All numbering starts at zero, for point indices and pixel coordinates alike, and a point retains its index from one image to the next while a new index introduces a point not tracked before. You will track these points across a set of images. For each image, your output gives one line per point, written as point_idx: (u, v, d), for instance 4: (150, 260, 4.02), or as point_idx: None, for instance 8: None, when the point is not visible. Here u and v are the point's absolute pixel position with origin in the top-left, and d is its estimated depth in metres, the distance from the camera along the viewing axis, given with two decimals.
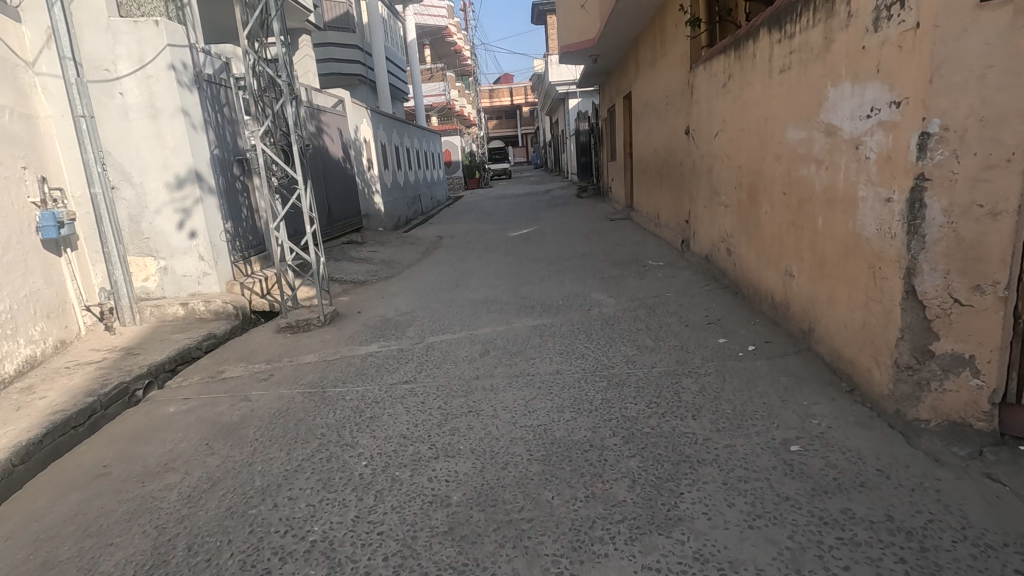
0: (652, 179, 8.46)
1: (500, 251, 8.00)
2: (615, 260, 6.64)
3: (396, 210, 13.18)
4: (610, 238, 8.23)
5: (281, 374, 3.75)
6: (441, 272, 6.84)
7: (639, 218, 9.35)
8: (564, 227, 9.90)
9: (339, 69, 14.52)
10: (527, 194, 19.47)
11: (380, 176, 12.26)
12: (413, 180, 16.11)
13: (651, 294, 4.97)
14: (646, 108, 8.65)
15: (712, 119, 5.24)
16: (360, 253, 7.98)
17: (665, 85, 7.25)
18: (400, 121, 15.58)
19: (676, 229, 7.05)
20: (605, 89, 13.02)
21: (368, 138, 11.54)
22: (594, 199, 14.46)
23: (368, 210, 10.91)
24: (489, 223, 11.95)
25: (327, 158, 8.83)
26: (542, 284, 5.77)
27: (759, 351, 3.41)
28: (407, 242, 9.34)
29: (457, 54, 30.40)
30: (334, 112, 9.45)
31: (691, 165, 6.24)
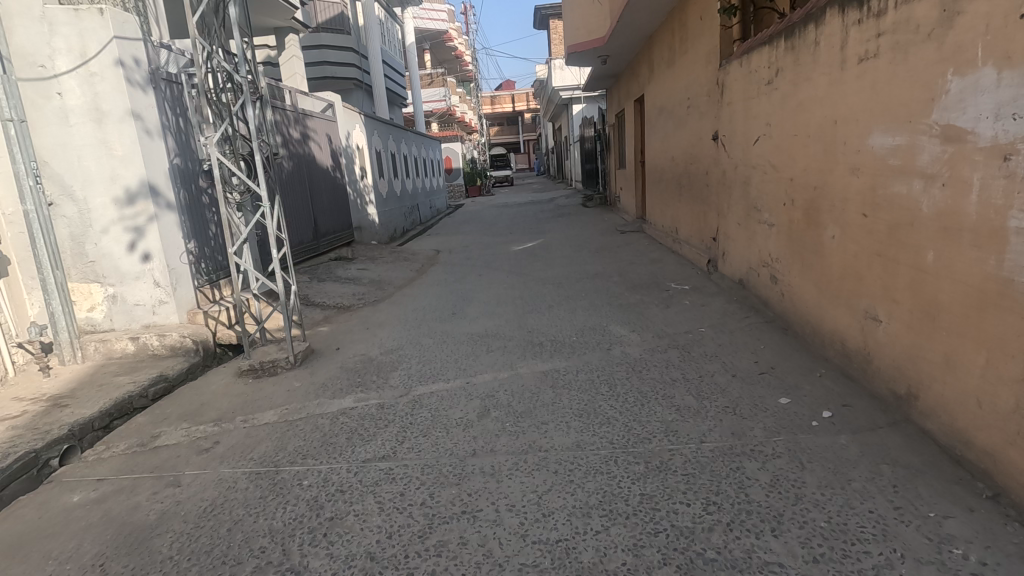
0: (669, 191, 7.72)
1: (502, 269, 7.25)
2: (631, 282, 5.90)
3: (391, 221, 12.45)
4: (623, 255, 7.48)
5: (230, 441, 2.99)
6: (436, 296, 6.11)
7: (653, 233, 8.61)
8: (571, 241, 9.15)
9: (332, 72, 13.86)
10: (529, 203, 18.75)
11: (375, 186, 11.52)
12: (411, 188, 15.39)
13: (680, 328, 4.22)
14: (662, 114, 7.93)
15: (749, 124, 4.53)
16: (348, 271, 7.25)
17: (686, 87, 6.54)
18: (398, 128, 14.86)
19: (700, 247, 6.31)
20: (613, 93, 12.33)
21: (361, 145, 10.81)
22: (601, 209, 13.74)
23: (361, 223, 10.17)
24: (490, 236, 11.21)
25: (313, 168, 8.11)
26: (550, 312, 5.02)
27: (837, 418, 2.66)
28: (402, 258, 8.61)
29: (457, 59, 29.81)
30: (322, 118, 8.74)
31: (719, 176, 5.51)
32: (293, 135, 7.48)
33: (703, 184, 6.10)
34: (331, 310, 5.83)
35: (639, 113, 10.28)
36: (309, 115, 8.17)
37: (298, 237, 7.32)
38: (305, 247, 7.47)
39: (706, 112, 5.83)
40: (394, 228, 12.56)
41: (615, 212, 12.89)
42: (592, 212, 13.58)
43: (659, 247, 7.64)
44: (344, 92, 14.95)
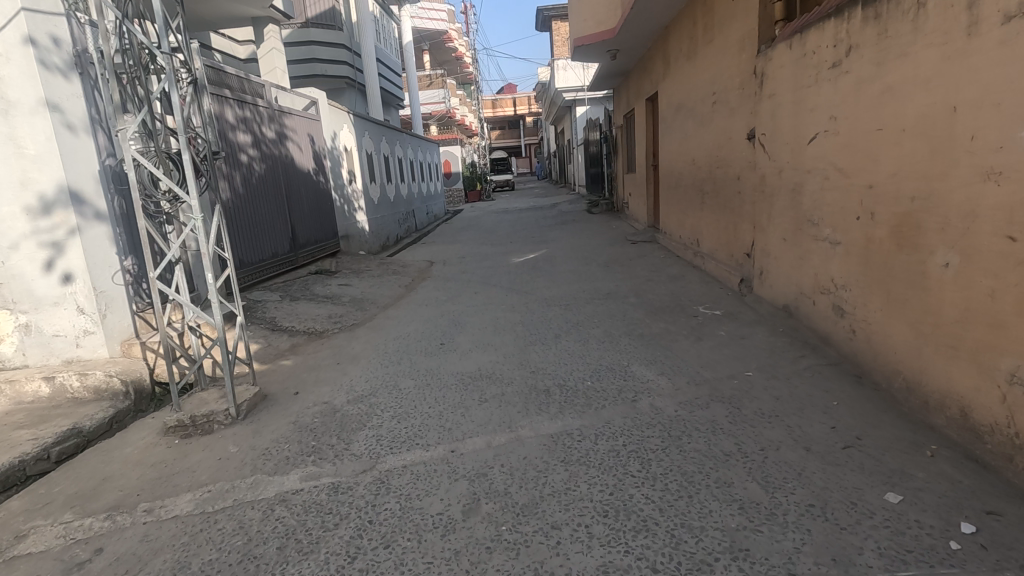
0: (689, 198, 6.89)
1: (501, 286, 6.44)
2: (651, 304, 5.08)
3: (384, 230, 11.64)
4: (637, 270, 6.66)
5: (121, 546, 2.17)
6: (426, 318, 5.29)
7: (669, 245, 7.79)
8: (577, 253, 8.33)
9: (324, 71, 13.10)
10: (532, 209, 17.94)
11: (365, 191, 10.72)
12: (407, 194, 14.59)
13: (720, 371, 3.40)
14: (680, 112, 7.13)
15: (800, 119, 3.72)
16: (328, 288, 6.43)
17: (711, 80, 5.73)
18: (392, 130, 14.08)
19: (729, 264, 5.48)
20: (621, 91, 11.54)
21: (350, 146, 10.00)
22: (608, 216, 12.91)
23: (348, 231, 9.36)
24: (489, 245, 10.40)
25: (291, 171, 7.30)
26: (558, 345, 4.20)
27: (986, 538, 1.82)
28: (391, 271, 7.78)
29: (457, 61, 29.10)
30: (304, 116, 7.95)
31: (756, 183, 4.69)
32: (267, 134, 6.68)
33: (733, 191, 5.29)
34: (302, 336, 5.00)
35: (652, 113, 9.48)
36: (287, 113, 7.37)
37: (270, 250, 6.51)
38: (279, 260, 6.68)
39: (738, 108, 5.03)
40: (386, 237, 11.75)
41: (623, 219, 12.08)
42: (599, 219, 12.76)
43: (678, 262, 6.82)
44: (336, 92, 14.19)
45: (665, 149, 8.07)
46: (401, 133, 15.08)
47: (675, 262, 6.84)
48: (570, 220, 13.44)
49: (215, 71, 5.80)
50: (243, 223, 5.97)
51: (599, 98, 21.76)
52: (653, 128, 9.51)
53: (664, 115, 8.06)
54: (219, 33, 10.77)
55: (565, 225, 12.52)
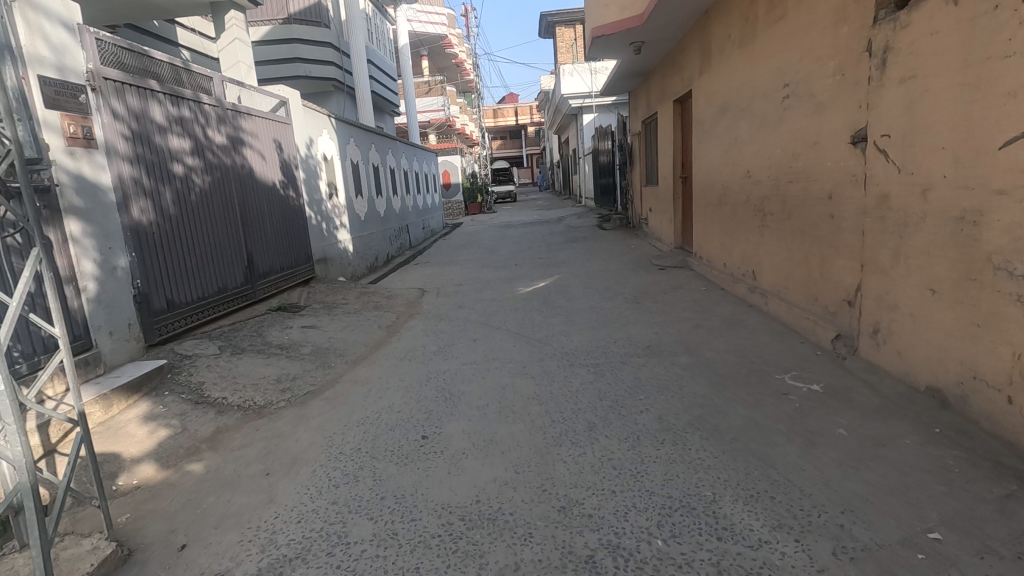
0: (740, 219, 5.56)
1: (507, 331, 5.08)
2: (712, 369, 3.73)
3: (371, 250, 10.29)
4: (677, 310, 5.31)
5: None
6: (406, 385, 3.94)
7: (710, 275, 6.45)
8: (596, 283, 6.98)
9: (307, 71, 11.78)
10: (537, 223, 16.64)
11: (348, 207, 9.39)
12: (401, 208, 13.27)
13: (882, 528, 2.03)
14: (726, 114, 5.83)
15: (978, 110, 2.41)
16: (287, 333, 5.08)
17: (782, 69, 4.42)
18: (385, 138, 12.78)
19: (812, 310, 4.14)
20: (640, 94, 10.30)
21: (331, 155, 8.70)
22: (623, 234, 11.59)
23: (326, 254, 8.03)
24: (491, 269, 9.06)
25: (249, 185, 5.99)
26: (595, 446, 2.83)
27: None
28: (372, 305, 6.43)
29: (457, 68, 27.96)
30: (269, 119, 6.64)
31: (867, 205, 3.37)
32: (215, 139, 5.38)
33: (818, 214, 3.96)
34: (235, 413, 3.64)
35: (680, 117, 8.18)
36: (246, 114, 6.07)
37: (214, 284, 5.17)
38: (228, 296, 5.34)
39: (830, 102, 3.71)
40: (373, 257, 10.41)
41: (640, 238, 10.76)
42: (613, 237, 11.43)
43: (725, 299, 5.47)
44: (323, 96, 12.90)
45: (702, 159, 6.77)
46: (395, 142, 13.77)
47: (722, 299, 5.49)
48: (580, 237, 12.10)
49: (140, 56, 4.48)
50: (172, 252, 4.64)
51: (607, 105, 20.59)
52: (682, 136, 8.20)
53: (701, 119, 6.75)
54: (185, 26, 9.47)
55: (575, 243, 11.19)
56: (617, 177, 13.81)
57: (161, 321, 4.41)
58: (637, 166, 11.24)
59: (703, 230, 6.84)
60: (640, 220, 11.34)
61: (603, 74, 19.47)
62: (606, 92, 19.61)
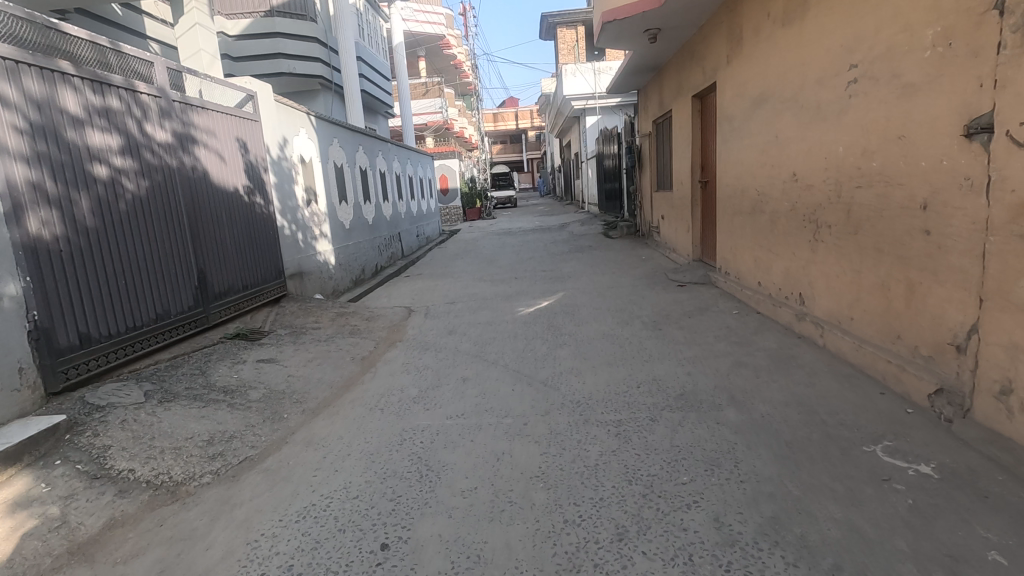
0: (783, 231, 4.67)
1: (504, 368, 4.19)
2: (773, 434, 2.84)
3: (356, 262, 9.39)
4: (707, 342, 4.41)
5: None
6: (372, 452, 3.04)
7: (742, 296, 5.55)
8: (607, 303, 6.09)
9: (291, 68, 10.92)
10: (538, 231, 15.76)
11: (331, 214, 8.50)
12: (393, 215, 12.37)
13: None
14: (764, 107, 4.94)
15: None
16: (236, 372, 4.18)
17: (848, 46, 3.53)
18: (376, 140, 11.90)
19: (893, 351, 3.24)
20: (653, 91, 9.44)
21: (310, 157, 7.83)
22: (632, 244, 10.70)
23: (302, 268, 7.15)
24: (488, 283, 8.17)
25: (201, 191, 5.10)
26: (630, 574, 1.94)
27: None
28: (347, 331, 5.54)
29: (456, 70, 27.16)
30: (231, 114, 5.76)
31: (992, 218, 2.47)
32: (155, 136, 4.49)
33: (906, 228, 3.07)
34: (139, 495, 2.74)
35: (701, 115, 7.29)
36: (200, 108, 5.19)
37: (150, 311, 4.27)
38: (169, 325, 4.44)
39: (928, 83, 2.83)
40: (359, 269, 9.50)
41: (652, 248, 9.87)
42: (621, 247, 10.54)
43: (765, 328, 4.57)
44: (309, 95, 12.04)
45: (730, 160, 5.88)
46: (388, 144, 12.89)
47: (761, 328, 4.60)
48: (585, 247, 11.22)
49: (48, 30, 3.60)
50: (90, 275, 3.73)
51: (611, 106, 19.77)
52: (702, 135, 7.32)
53: (729, 115, 5.87)
54: (152, 16, 8.62)
55: (580, 254, 10.31)
56: (624, 181, 12.92)
57: (69, 361, 3.50)
58: (648, 169, 10.34)
59: (732, 243, 5.95)
60: (651, 229, 10.44)
61: (607, 74, 18.79)
62: (610, 93, 18.94)
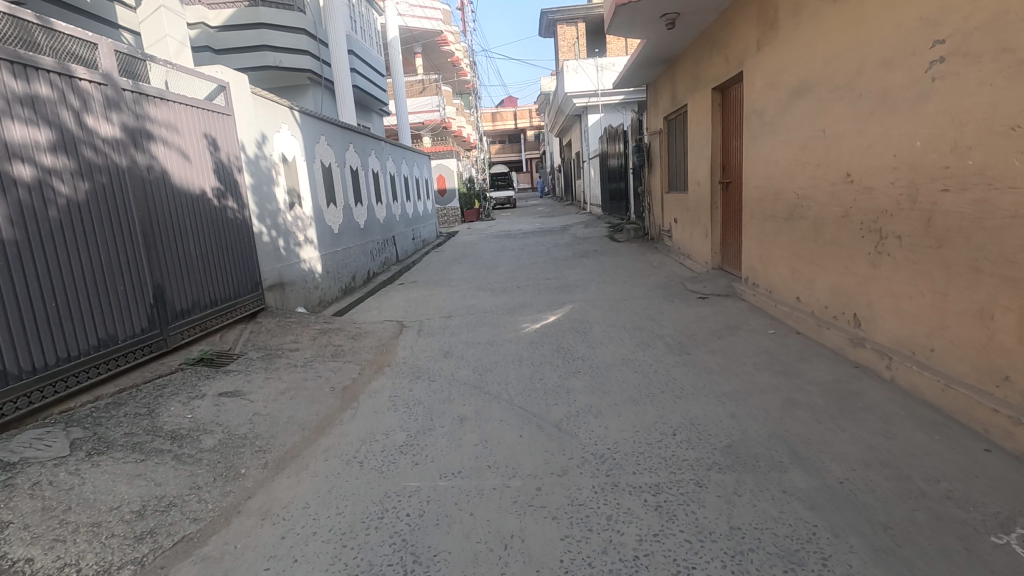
0: (832, 241, 4.03)
1: (509, 405, 3.55)
2: (864, 513, 2.19)
3: (346, 270, 8.73)
4: (747, 372, 3.77)
5: None
6: (343, 532, 2.37)
7: (777, 312, 4.91)
8: (622, 319, 5.45)
9: (279, 61, 10.26)
10: (539, 233, 15.11)
11: (317, 218, 7.83)
12: (387, 218, 11.70)
13: None
14: (806, 98, 4.30)
15: None
16: (192, 411, 3.52)
17: (934, 19, 2.89)
18: (370, 138, 11.21)
19: (999, 396, 2.61)
20: (665, 85, 8.80)
21: (294, 156, 7.16)
22: (640, 249, 10.06)
23: (283, 279, 6.49)
24: (488, 293, 7.52)
25: (158, 194, 4.43)
26: None
27: None
28: (329, 354, 4.88)
29: (453, 67, 26.45)
30: (198, 107, 5.09)
31: None
32: (98, 130, 3.82)
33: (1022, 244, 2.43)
34: None
35: (722, 109, 6.65)
36: (159, 99, 4.52)
37: (89, 338, 3.61)
38: (114, 353, 3.77)
39: None
40: (349, 277, 8.83)
41: (662, 254, 9.23)
42: (629, 253, 9.90)
43: (811, 354, 3.93)
44: (297, 90, 11.34)
45: (761, 159, 5.24)
46: (383, 143, 12.21)
47: (807, 354, 3.96)
48: (590, 252, 10.58)
49: None
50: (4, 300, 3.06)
51: (614, 104, 19.15)
52: (724, 132, 6.67)
53: (760, 108, 5.23)
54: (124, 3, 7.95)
55: (585, 260, 9.67)
56: (631, 182, 12.28)
57: None
58: (659, 169, 9.70)
59: (763, 251, 5.31)
60: (662, 233, 9.81)
61: (610, 70, 18.21)
62: (614, 90, 18.33)
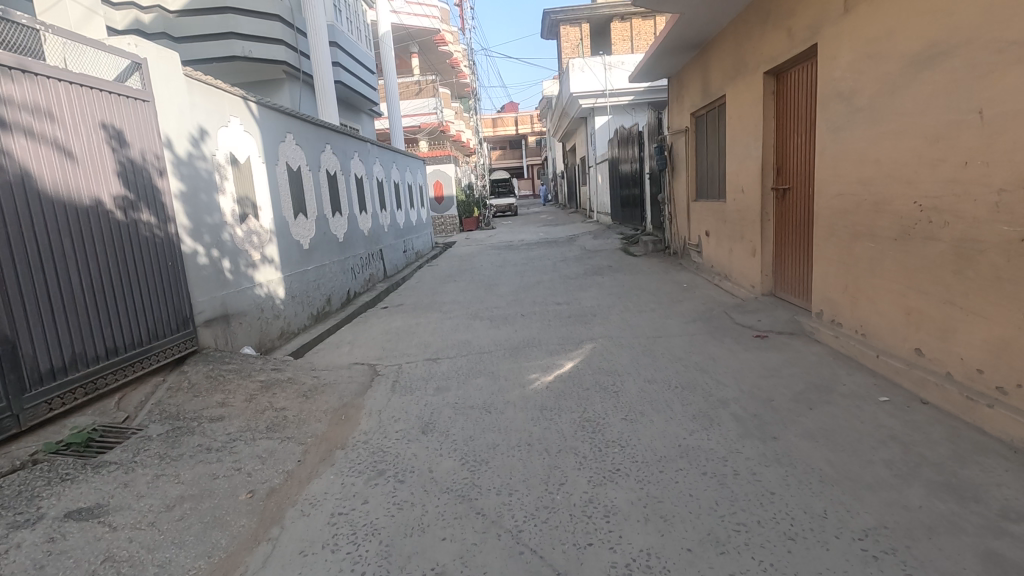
0: (997, 278, 2.70)
1: (514, 547, 2.21)
2: None
3: (318, 292, 7.41)
4: (883, 482, 2.44)
5: None
6: None
7: (883, 368, 3.57)
8: (662, 368, 4.11)
9: (247, 51, 9.00)
10: (543, 245, 13.79)
11: (280, 231, 6.52)
12: (373, 229, 10.39)
13: None
14: (942, 68, 3.00)
15: None
16: (6, 556, 2.19)
17: None
18: (356, 139, 9.93)
19: None
20: (696, 75, 7.52)
21: (249, 156, 5.87)
22: (662, 267, 8.73)
23: (227, 309, 5.17)
24: (485, 324, 6.19)
25: (13, 205, 3.11)
26: None
27: None
28: (266, 425, 3.55)
29: (452, 69, 25.23)
30: (95, 88, 3.79)
31: None
32: None
33: None
34: None
35: (778, 97, 5.34)
36: (20, 73, 3.21)
37: None
38: None
39: None
40: (322, 301, 7.52)
41: (689, 273, 7.90)
42: (649, 270, 8.57)
43: (973, 449, 2.60)
44: (273, 85, 10.04)
45: (850, 158, 3.92)
46: (372, 145, 10.91)
47: (963, 448, 2.64)
48: (603, 268, 9.25)
49: None
50: None
51: (622, 105, 17.91)
52: (781, 124, 5.36)
53: (848, 90, 3.92)
54: None
55: (599, 279, 8.34)
56: (649, 189, 10.97)
57: None
58: (686, 173, 8.40)
59: (853, 280, 3.97)
60: (689, 247, 8.49)
61: (619, 68, 16.95)
62: (623, 89, 17.11)
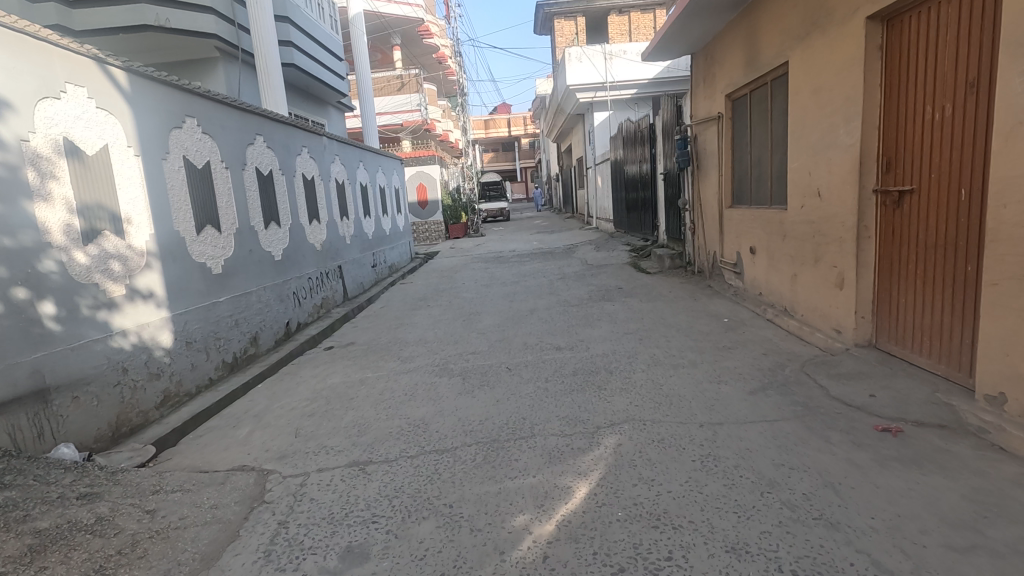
0: None
1: None
2: None
3: (237, 331, 5.55)
4: None
5: None
6: None
7: None
8: (749, 514, 2.32)
9: (166, 20, 7.16)
10: (537, 257, 11.96)
11: (170, 252, 4.68)
12: (330, 242, 8.52)
13: None
14: None
15: None
16: None
17: None
18: (308, 131, 8.06)
19: None
20: (739, 43, 5.77)
21: (107, 143, 4.04)
22: (687, 291, 6.91)
23: (42, 380, 3.32)
24: (455, 384, 4.37)
25: None
26: None
27: None
28: None
29: (438, 64, 23.42)
30: None
31: None
32: None
33: None
34: None
35: (889, 54, 3.58)
36: None
37: None
38: None
39: None
40: (244, 342, 5.66)
41: (726, 303, 6.10)
42: (671, 297, 6.76)
43: None
44: (204, 65, 8.16)
45: None
46: (331, 140, 9.04)
47: None
48: (612, 291, 7.44)
49: None
50: None
51: (624, 100, 16.17)
52: (894, 95, 3.58)
53: None
54: None
55: (607, 308, 6.55)
56: (664, 194, 9.20)
57: None
58: (722, 172, 6.61)
59: None
60: (724, 267, 6.69)
61: (620, 59, 15.36)
62: (624, 82, 15.42)
